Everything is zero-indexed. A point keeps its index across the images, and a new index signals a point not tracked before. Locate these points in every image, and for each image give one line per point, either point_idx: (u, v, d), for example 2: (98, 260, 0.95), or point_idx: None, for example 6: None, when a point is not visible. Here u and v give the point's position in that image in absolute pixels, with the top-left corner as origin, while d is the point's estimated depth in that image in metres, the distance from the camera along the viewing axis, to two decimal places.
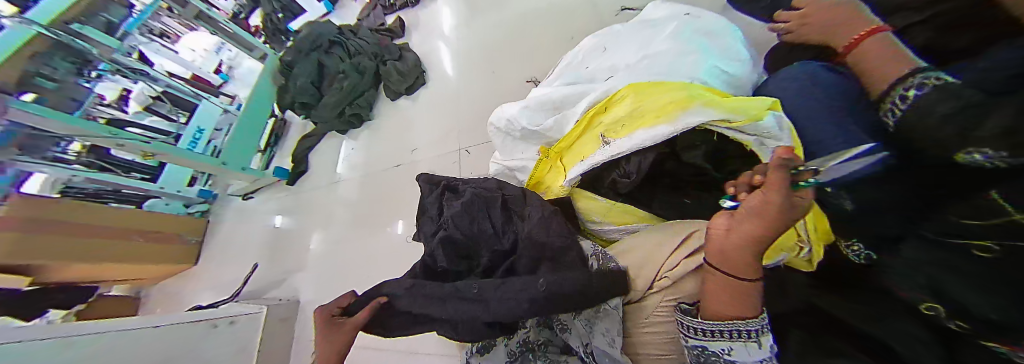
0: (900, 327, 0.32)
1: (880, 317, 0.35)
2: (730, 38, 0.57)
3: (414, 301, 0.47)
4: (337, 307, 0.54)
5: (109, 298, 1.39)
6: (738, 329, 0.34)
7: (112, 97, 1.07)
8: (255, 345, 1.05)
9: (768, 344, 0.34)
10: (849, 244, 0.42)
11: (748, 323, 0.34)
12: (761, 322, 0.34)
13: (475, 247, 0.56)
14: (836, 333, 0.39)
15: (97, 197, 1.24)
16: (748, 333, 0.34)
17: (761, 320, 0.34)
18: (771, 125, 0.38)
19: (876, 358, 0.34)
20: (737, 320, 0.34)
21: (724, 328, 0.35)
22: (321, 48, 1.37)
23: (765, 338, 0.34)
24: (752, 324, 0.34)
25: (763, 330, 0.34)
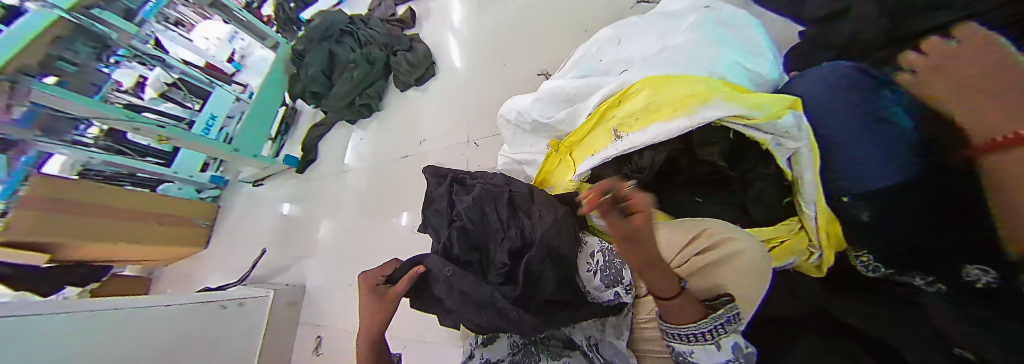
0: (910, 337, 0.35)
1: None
2: (751, 32, 0.56)
3: (441, 286, 0.50)
4: (380, 274, 0.57)
5: (122, 277, 1.43)
6: (694, 335, 0.40)
7: (129, 83, 1.11)
8: (261, 328, 1.08)
9: (731, 343, 0.39)
10: (858, 254, 0.43)
11: (702, 325, 0.39)
12: (716, 322, 0.39)
13: (485, 240, 0.55)
14: (847, 338, 0.43)
15: (113, 180, 1.27)
16: (702, 337, 0.39)
17: (718, 321, 0.39)
18: (789, 124, 0.37)
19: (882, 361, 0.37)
20: (692, 324, 0.40)
21: (685, 332, 0.40)
22: (332, 37, 1.38)
23: (727, 340, 0.39)
24: (705, 326, 0.39)
25: (724, 330, 0.39)
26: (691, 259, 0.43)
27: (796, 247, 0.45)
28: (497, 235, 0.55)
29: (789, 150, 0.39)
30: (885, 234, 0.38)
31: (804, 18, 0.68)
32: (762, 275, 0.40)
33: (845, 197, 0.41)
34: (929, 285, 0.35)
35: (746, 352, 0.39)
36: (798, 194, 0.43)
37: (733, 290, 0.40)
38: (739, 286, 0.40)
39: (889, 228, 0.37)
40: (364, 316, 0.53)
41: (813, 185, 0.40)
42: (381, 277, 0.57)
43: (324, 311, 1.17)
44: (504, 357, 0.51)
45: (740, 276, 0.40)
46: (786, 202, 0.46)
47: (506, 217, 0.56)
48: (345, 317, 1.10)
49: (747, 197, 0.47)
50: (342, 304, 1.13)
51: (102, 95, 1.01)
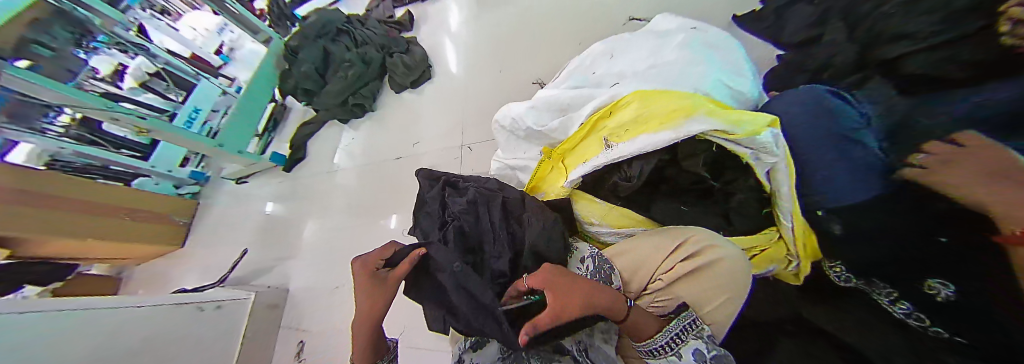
0: (888, 338, 0.37)
1: (863, 333, 0.39)
2: (735, 53, 0.59)
3: (444, 275, 0.48)
4: (380, 259, 0.57)
5: (87, 276, 1.35)
6: (657, 347, 0.40)
7: (106, 71, 1.05)
8: (240, 332, 1.03)
9: (692, 351, 0.38)
10: (832, 265, 0.48)
11: (659, 338, 0.40)
12: (672, 331, 0.39)
13: (479, 242, 0.56)
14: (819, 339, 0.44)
15: (84, 172, 1.21)
16: (664, 348, 0.39)
17: (674, 329, 0.40)
18: (768, 140, 0.39)
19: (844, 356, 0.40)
20: (651, 338, 0.40)
21: (646, 347, 0.41)
22: (328, 36, 1.37)
23: (686, 348, 0.38)
24: (659, 339, 0.39)
25: (682, 338, 0.39)
26: (674, 266, 0.45)
27: (776, 256, 0.51)
28: (493, 237, 0.55)
29: (767, 164, 0.42)
30: (862, 249, 0.41)
31: (783, 42, 0.72)
32: (742, 282, 0.42)
33: (820, 212, 0.46)
34: (893, 303, 0.39)
35: (714, 358, 0.37)
36: (777, 205, 0.46)
37: (708, 298, 0.43)
38: (720, 292, 0.42)
39: (863, 241, 0.40)
40: (361, 301, 0.52)
41: (790, 198, 0.43)
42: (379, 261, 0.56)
43: (308, 315, 1.13)
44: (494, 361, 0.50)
45: (720, 281, 0.42)
46: (765, 212, 0.49)
47: (499, 220, 0.56)
48: (329, 321, 1.07)
49: (730, 207, 0.49)
50: (327, 307, 1.10)
51: (77, 82, 0.97)
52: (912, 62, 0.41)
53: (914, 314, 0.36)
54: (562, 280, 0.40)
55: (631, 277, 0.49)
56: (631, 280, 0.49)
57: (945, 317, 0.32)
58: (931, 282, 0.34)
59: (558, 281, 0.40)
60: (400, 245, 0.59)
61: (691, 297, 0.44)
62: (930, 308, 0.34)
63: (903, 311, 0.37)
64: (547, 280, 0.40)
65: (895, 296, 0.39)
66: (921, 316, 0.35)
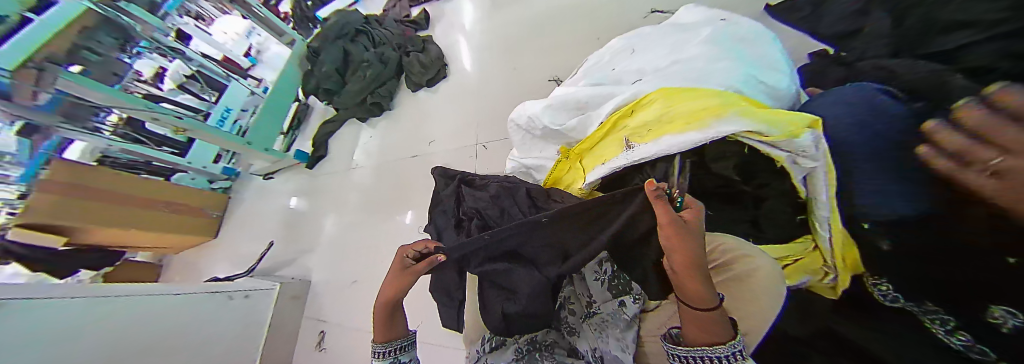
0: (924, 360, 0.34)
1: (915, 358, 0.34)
2: (769, 48, 0.55)
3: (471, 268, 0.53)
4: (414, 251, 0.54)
5: (133, 262, 1.47)
6: (706, 356, 0.34)
7: (149, 73, 1.14)
8: (265, 320, 1.09)
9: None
10: (876, 282, 0.43)
11: (718, 349, 0.33)
12: (735, 346, 0.33)
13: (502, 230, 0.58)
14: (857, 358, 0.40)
15: (130, 167, 1.31)
16: (717, 358, 0.33)
17: (736, 345, 0.34)
18: (807, 143, 0.36)
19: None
20: (707, 345, 0.34)
21: (689, 354, 0.35)
22: (347, 36, 1.40)
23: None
24: (722, 349, 0.33)
25: (740, 355, 0.33)
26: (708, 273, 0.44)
27: (807, 266, 0.47)
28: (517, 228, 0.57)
29: (804, 169, 0.39)
30: (920, 271, 0.36)
31: (821, 36, 0.67)
32: (780, 297, 0.38)
33: (865, 224, 0.40)
34: (951, 333, 0.34)
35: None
36: (813, 213, 0.43)
37: (753, 313, 0.38)
38: (766, 304, 0.37)
39: (911, 258, 0.37)
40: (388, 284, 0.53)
41: (828, 205, 0.40)
42: (417, 249, 0.54)
43: (328, 306, 1.18)
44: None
45: (762, 293, 0.38)
46: (800, 219, 0.46)
47: (527, 209, 0.56)
48: (347, 313, 1.12)
49: (759, 213, 0.48)
50: (345, 299, 1.14)
51: (122, 85, 1.04)
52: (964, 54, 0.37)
53: (976, 346, 0.31)
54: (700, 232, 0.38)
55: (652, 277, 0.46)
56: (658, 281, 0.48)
57: (1013, 351, 0.28)
58: (999, 309, 0.30)
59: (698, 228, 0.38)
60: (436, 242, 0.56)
61: (732, 306, 0.40)
62: (991, 339, 0.30)
63: (961, 343, 0.33)
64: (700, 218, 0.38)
65: (952, 325, 0.34)
66: (985, 348, 0.31)
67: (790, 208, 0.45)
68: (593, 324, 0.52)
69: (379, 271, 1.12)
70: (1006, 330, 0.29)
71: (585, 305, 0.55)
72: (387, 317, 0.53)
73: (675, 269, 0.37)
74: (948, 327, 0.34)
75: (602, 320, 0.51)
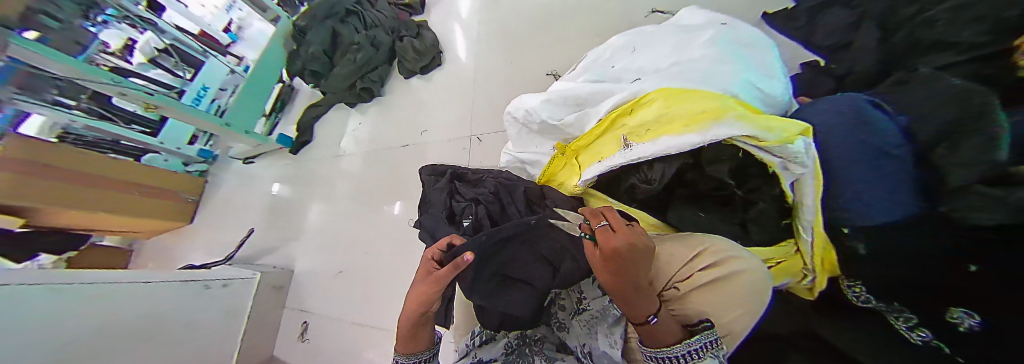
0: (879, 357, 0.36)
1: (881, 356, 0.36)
2: (768, 54, 0.55)
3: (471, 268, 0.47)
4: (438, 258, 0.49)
5: (100, 248, 1.38)
6: (669, 356, 0.36)
7: (117, 46, 1.03)
8: (244, 310, 1.05)
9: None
10: (851, 284, 0.45)
11: (675, 349, 0.35)
12: (692, 344, 0.34)
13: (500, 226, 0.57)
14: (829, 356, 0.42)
15: (94, 146, 1.21)
16: (676, 358, 0.35)
17: (693, 343, 0.34)
18: (800, 150, 0.36)
19: None
20: (665, 346, 0.36)
21: (655, 354, 0.37)
22: (337, 16, 1.32)
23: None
24: (676, 349, 0.35)
25: (699, 353, 0.33)
26: (692, 277, 0.42)
27: (790, 268, 0.48)
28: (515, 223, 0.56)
29: (793, 175, 0.40)
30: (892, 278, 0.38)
31: (816, 45, 0.68)
32: (763, 297, 0.39)
33: (844, 229, 0.42)
34: (911, 329, 0.37)
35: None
36: (797, 218, 0.45)
37: (725, 315, 0.39)
38: (741, 305, 0.39)
39: (885, 261, 0.38)
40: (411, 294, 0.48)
41: (812, 210, 0.41)
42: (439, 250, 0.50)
43: (312, 297, 1.15)
44: (497, 357, 0.49)
45: (746, 294, 0.39)
46: (785, 223, 0.47)
47: (523, 209, 0.57)
48: (332, 304, 1.09)
49: (747, 216, 0.48)
50: (330, 290, 1.12)
51: (87, 56, 0.95)
52: (947, 74, 0.38)
53: (932, 341, 0.34)
54: (632, 259, 0.37)
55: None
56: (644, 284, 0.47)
57: (959, 346, 0.31)
58: (957, 311, 0.32)
59: (631, 260, 0.36)
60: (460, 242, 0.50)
61: (707, 309, 0.40)
62: (947, 336, 0.33)
63: (920, 338, 0.35)
64: (624, 249, 0.36)
65: (913, 322, 0.37)
66: (940, 343, 0.33)
67: (777, 213, 0.46)
68: (582, 320, 0.51)
69: (365, 263, 1.09)
70: (962, 330, 0.31)
71: (575, 301, 0.55)
72: (410, 333, 0.49)
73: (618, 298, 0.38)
74: (908, 324, 0.37)
75: (592, 317, 0.50)
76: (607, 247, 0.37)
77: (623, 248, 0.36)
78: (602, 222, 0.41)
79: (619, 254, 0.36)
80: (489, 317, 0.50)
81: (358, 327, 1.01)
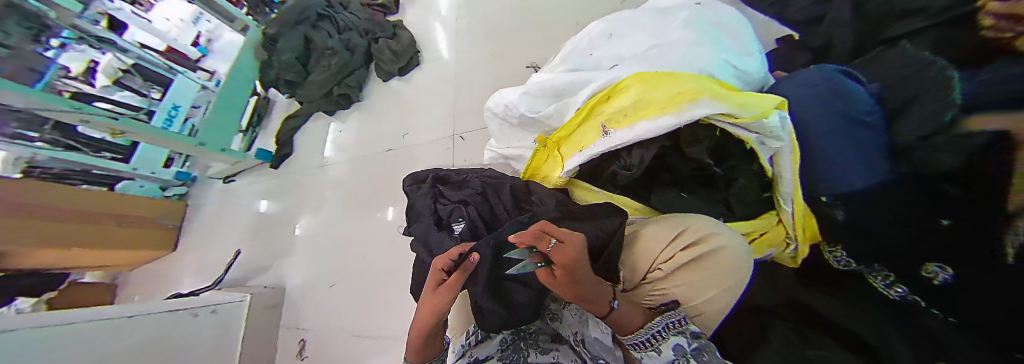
0: (880, 329, 0.36)
1: (853, 316, 0.39)
2: (743, 31, 0.55)
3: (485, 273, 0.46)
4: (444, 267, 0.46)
5: (81, 284, 1.33)
6: (640, 342, 0.38)
7: (79, 69, 0.96)
8: (238, 334, 1.03)
9: (672, 347, 0.35)
10: (832, 249, 0.46)
11: (641, 334, 0.38)
12: (653, 328, 0.37)
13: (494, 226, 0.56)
14: (822, 329, 0.41)
15: (64, 178, 1.15)
16: (644, 343, 0.38)
17: (655, 327, 0.38)
18: (775, 124, 0.36)
19: (847, 345, 0.37)
20: (632, 334, 0.39)
21: (630, 341, 0.39)
22: (308, 21, 1.27)
23: (666, 344, 0.36)
24: (641, 335, 0.38)
25: (661, 335, 0.37)
26: (675, 257, 0.42)
27: (772, 240, 0.50)
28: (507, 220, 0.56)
29: (770, 150, 0.41)
30: (866, 241, 0.40)
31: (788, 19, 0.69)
32: (745, 271, 0.39)
33: (823, 198, 0.43)
34: (890, 286, 0.39)
35: (694, 352, 0.34)
36: (777, 191, 0.45)
37: (710, 290, 0.41)
38: (725, 280, 0.40)
39: (865, 228, 0.39)
40: (424, 304, 0.46)
41: (791, 182, 0.42)
42: (450, 259, 0.46)
43: (307, 313, 1.13)
44: (493, 354, 0.50)
45: (725, 270, 0.39)
46: (766, 196, 0.48)
47: (510, 208, 0.57)
48: (328, 318, 1.08)
49: (730, 193, 0.48)
50: (325, 303, 1.11)
51: (46, 83, 0.88)
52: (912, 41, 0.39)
53: (909, 296, 0.37)
54: (585, 262, 0.37)
55: (613, 258, 0.46)
56: (628, 271, 0.48)
57: (947, 300, 0.32)
58: (930, 265, 0.34)
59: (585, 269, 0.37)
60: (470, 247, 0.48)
61: (690, 287, 0.41)
62: (925, 291, 0.35)
63: (899, 294, 0.38)
64: (579, 256, 0.37)
65: (891, 279, 0.39)
66: (918, 298, 0.36)
67: (757, 188, 0.47)
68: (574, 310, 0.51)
69: (359, 273, 1.08)
70: (936, 284, 0.33)
71: None
72: (422, 345, 0.48)
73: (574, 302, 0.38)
74: (886, 279, 0.39)
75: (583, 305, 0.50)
76: (564, 262, 0.35)
77: (577, 256, 0.36)
78: (550, 242, 0.37)
79: (576, 263, 0.36)
80: (486, 317, 0.50)
81: (357, 339, 1.00)
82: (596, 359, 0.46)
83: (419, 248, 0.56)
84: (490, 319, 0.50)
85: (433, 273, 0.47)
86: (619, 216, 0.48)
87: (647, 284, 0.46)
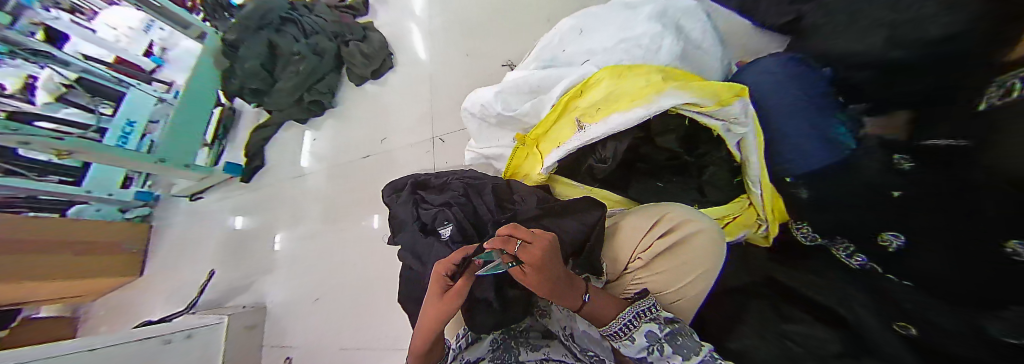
0: (844, 295, 0.37)
1: (820, 287, 0.41)
2: (706, 23, 0.57)
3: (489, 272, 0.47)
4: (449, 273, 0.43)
5: (37, 320, 1.22)
6: (613, 331, 0.39)
7: (14, 86, 0.88)
8: (218, 358, 0.98)
9: (644, 333, 0.37)
10: (800, 225, 0.49)
11: (614, 325, 0.39)
12: (625, 318, 0.39)
13: (482, 228, 0.56)
14: (793, 301, 0.43)
15: (7, 206, 1.05)
16: (617, 332, 0.39)
17: (627, 316, 0.39)
18: (739, 111, 0.39)
19: (817, 316, 0.39)
20: (605, 325, 0.39)
21: (604, 332, 0.40)
22: (271, 25, 1.20)
23: (638, 331, 0.38)
24: (613, 326, 0.38)
25: (633, 324, 0.38)
26: (653, 245, 0.43)
27: (744, 222, 0.51)
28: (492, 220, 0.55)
29: (737, 136, 0.42)
30: (825, 216, 0.42)
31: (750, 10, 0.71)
32: (719, 254, 0.41)
33: (788, 178, 0.47)
34: (851, 256, 0.40)
35: (668, 336, 0.36)
36: (746, 176, 0.47)
37: (690, 276, 0.42)
38: (703, 264, 0.41)
39: (825, 205, 0.42)
40: (427, 309, 0.43)
41: (758, 166, 0.43)
42: (453, 263, 0.43)
43: (292, 329, 1.09)
44: (484, 356, 0.51)
45: (699, 255, 0.41)
46: (736, 181, 0.50)
47: (493, 208, 0.56)
48: (315, 332, 1.05)
49: (703, 180, 0.51)
50: (310, 318, 1.07)
51: None
52: None
53: (868, 264, 0.37)
54: (553, 259, 0.37)
55: (595, 253, 0.47)
56: (611, 263, 0.49)
57: (897, 266, 0.33)
58: (884, 234, 0.35)
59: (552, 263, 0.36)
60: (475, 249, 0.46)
61: (668, 274, 0.43)
62: (881, 257, 0.35)
63: (859, 262, 0.39)
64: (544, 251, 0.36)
65: (852, 249, 0.40)
66: (874, 265, 0.36)
67: (728, 173, 0.49)
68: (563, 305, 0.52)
69: (344, 285, 1.05)
70: (891, 251, 0.34)
71: None
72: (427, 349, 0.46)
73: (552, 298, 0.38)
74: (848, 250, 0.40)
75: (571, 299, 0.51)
76: (532, 261, 0.35)
77: (545, 254, 0.36)
78: (516, 243, 0.36)
79: (545, 261, 0.35)
80: (476, 319, 0.49)
81: (346, 352, 0.98)
82: (585, 352, 0.47)
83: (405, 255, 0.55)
84: (481, 320, 0.49)
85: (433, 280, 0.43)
86: (599, 209, 0.49)
87: (628, 274, 0.47)
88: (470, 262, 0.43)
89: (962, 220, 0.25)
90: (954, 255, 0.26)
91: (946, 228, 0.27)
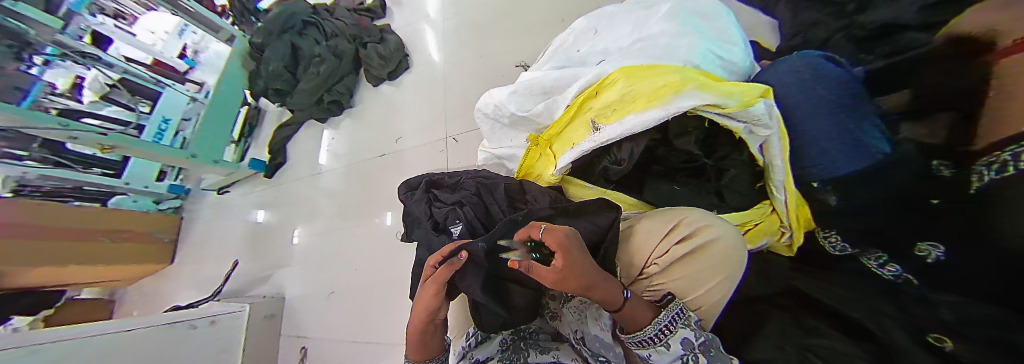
0: (873, 306, 0.36)
1: (847, 298, 0.39)
2: (726, 22, 0.56)
3: (475, 271, 0.46)
4: (438, 263, 0.45)
5: (79, 301, 1.32)
6: (645, 339, 0.38)
7: (65, 85, 0.95)
8: (238, 345, 1.02)
9: (680, 340, 0.37)
10: (827, 235, 0.46)
11: (648, 331, 0.38)
12: (661, 322, 0.38)
13: (486, 226, 0.56)
14: (816, 315, 0.41)
15: (56, 196, 1.15)
16: (651, 340, 0.38)
17: (663, 320, 0.38)
18: (761, 111, 0.37)
19: (847, 333, 0.37)
20: (639, 331, 0.38)
21: (635, 339, 0.39)
22: (294, 29, 1.26)
23: (675, 338, 0.37)
24: (647, 332, 0.38)
25: (670, 328, 0.37)
26: (672, 250, 0.42)
27: (767, 229, 0.49)
28: (496, 219, 0.56)
29: (760, 138, 0.40)
30: (855, 226, 0.40)
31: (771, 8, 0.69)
32: (740, 261, 0.40)
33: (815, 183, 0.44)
34: (883, 265, 0.38)
35: (703, 346, 0.36)
36: (769, 178, 0.44)
37: (712, 282, 0.41)
38: (724, 270, 0.40)
39: (856, 213, 0.40)
40: (419, 299, 0.45)
41: (782, 169, 0.41)
42: (440, 254, 0.45)
43: (307, 321, 1.13)
44: (493, 356, 0.51)
45: (712, 264, 0.40)
46: (758, 186, 0.48)
47: (505, 208, 0.56)
48: (329, 325, 1.08)
49: (722, 184, 0.49)
50: (324, 311, 1.11)
51: (33, 101, 0.87)
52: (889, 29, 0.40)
53: (902, 275, 0.35)
54: (576, 244, 0.39)
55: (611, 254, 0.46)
56: (625, 267, 0.48)
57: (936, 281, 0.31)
58: (922, 244, 0.33)
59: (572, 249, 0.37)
60: (467, 246, 0.45)
61: (689, 279, 0.41)
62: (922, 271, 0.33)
63: (892, 273, 0.36)
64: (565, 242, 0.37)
65: (884, 258, 0.38)
66: (909, 276, 0.34)
67: (750, 177, 0.47)
68: (572, 308, 0.50)
69: (357, 280, 1.08)
70: (930, 261, 0.32)
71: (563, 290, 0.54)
72: (422, 342, 0.47)
73: (592, 291, 0.36)
74: (877, 259, 0.39)
75: (580, 303, 0.49)
76: (555, 241, 0.38)
77: (566, 236, 0.39)
78: (539, 229, 0.41)
79: (568, 241, 0.38)
80: (484, 317, 0.50)
81: (357, 346, 1.01)
82: (596, 356, 0.46)
83: (419, 251, 0.56)
84: (489, 319, 0.50)
85: (428, 270, 0.46)
86: (613, 211, 0.47)
87: (645, 279, 0.46)
88: (456, 255, 0.45)
89: (998, 233, 0.23)
90: (996, 269, 0.24)
91: (986, 239, 0.24)
